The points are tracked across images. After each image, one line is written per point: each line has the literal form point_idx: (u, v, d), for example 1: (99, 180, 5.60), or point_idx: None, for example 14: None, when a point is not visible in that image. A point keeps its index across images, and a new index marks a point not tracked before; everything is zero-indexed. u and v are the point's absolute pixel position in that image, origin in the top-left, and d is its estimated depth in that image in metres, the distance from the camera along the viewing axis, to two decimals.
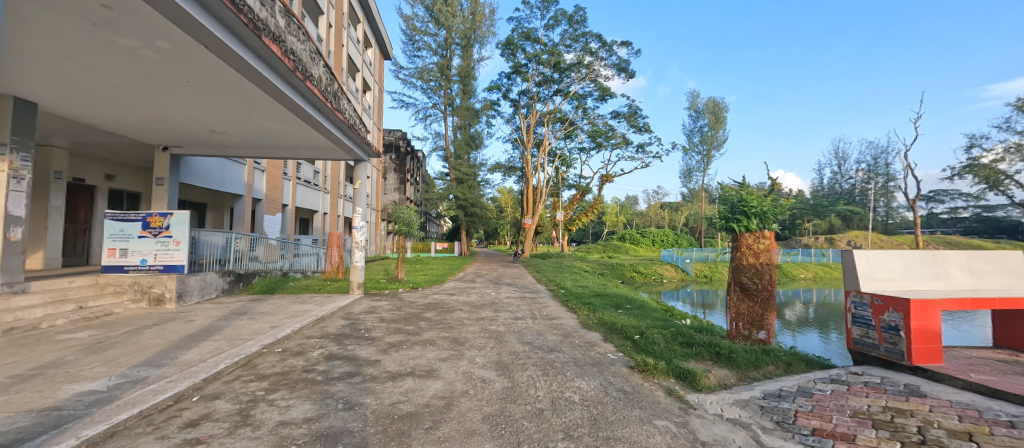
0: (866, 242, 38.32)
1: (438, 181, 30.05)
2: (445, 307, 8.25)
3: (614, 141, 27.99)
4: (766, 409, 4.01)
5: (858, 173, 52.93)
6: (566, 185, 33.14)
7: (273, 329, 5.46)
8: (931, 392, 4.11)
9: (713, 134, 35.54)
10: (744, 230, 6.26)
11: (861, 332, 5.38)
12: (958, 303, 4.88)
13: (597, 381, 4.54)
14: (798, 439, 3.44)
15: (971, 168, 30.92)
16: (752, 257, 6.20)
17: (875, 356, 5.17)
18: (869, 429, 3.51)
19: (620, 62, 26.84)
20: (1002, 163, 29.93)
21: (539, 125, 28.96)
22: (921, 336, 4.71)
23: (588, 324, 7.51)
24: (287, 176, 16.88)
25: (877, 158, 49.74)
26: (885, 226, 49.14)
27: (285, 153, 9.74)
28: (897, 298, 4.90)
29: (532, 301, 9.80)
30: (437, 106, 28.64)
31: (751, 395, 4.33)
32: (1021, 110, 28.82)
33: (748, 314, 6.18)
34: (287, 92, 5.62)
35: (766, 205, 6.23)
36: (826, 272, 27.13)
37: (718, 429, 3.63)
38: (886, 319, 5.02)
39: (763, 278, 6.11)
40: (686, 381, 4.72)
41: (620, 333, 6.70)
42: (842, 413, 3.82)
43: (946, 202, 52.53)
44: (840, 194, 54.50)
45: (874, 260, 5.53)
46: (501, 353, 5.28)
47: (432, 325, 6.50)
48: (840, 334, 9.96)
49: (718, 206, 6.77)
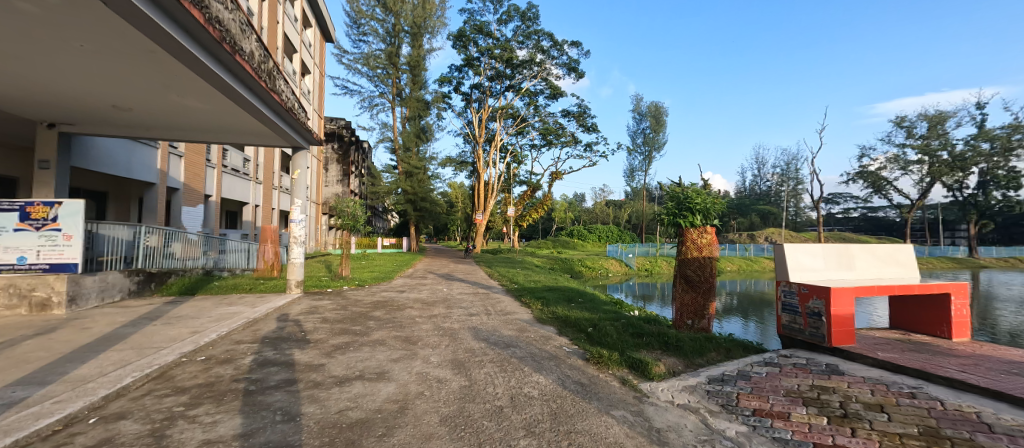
0: (781, 238, 42.73)
1: (385, 174, 28.68)
2: (395, 305, 7.85)
3: (564, 139, 28.53)
4: (711, 393, 4.24)
5: (773, 176, 59.01)
6: (517, 181, 33.23)
7: (195, 334, 4.79)
8: (848, 370, 4.60)
9: (654, 136, 37.55)
10: (689, 225, 6.62)
11: (790, 318, 5.90)
12: (870, 291, 5.53)
13: (555, 375, 4.51)
14: (742, 420, 3.68)
15: (862, 175, 35.68)
16: (696, 251, 6.54)
17: (800, 339, 5.70)
18: (801, 407, 3.83)
19: (570, 62, 27.41)
20: (885, 170, 34.90)
21: (491, 120, 28.75)
22: (839, 320, 5.29)
23: (542, 319, 7.49)
24: (210, 163, 15.13)
25: (789, 163, 55.78)
26: (795, 224, 55.50)
27: (208, 137, 8.69)
28: (820, 287, 5.44)
29: (486, 297, 9.69)
30: (385, 95, 27.29)
31: (697, 381, 4.56)
32: (900, 126, 33.76)
33: (691, 305, 6.54)
34: (211, 65, 4.92)
35: (709, 202, 6.63)
36: (749, 265, 29.90)
37: (670, 415, 3.76)
38: (810, 305, 5.56)
39: (706, 270, 6.47)
40: (638, 370, 4.87)
41: (574, 327, 6.79)
42: (777, 393, 4.13)
43: (842, 204, 60.38)
44: (760, 195, 60.45)
45: (801, 253, 6.11)
46: (456, 351, 5.09)
47: (382, 324, 6.14)
48: (762, 321, 10.96)
49: (665, 203, 7.11)
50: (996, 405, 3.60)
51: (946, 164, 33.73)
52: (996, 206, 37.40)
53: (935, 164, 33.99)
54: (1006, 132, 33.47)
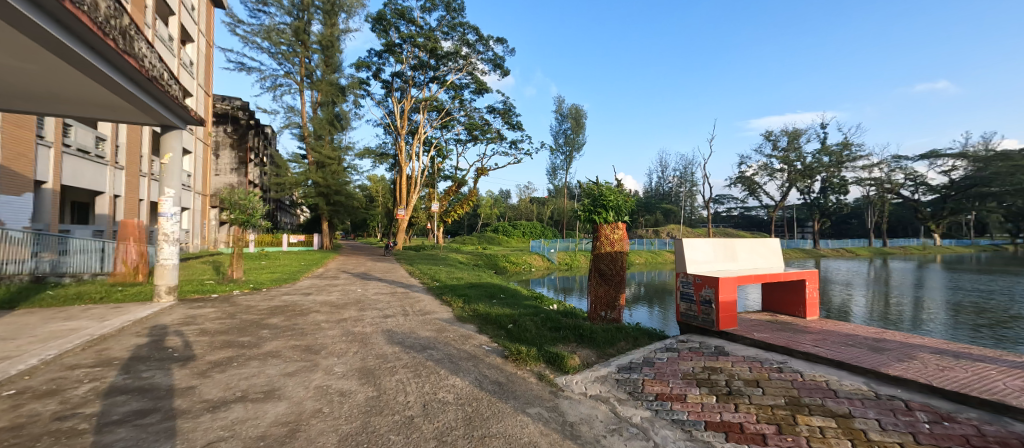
0: (680, 233, 47.94)
1: (292, 163, 25.88)
2: (297, 310, 7.03)
3: (489, 135, 28.43)
4: (620, 382, 4.46)
5: (674, 178, 65.91)
6: (441, 175, 32.38)
7: (4, 362, 3.71)
8: (731, 350, 5.19)
9: (575, 137, 39.34)
10: (603, 221, 6.96)
11: (686, 306, 6.49)
12: (748, 280, 6.33)
13: (472, 376, 4.35)
14: (646, 406, 3.91)
15: (740, 179, 41.63)
16: (609, 246, 6.89)
17: (694, 324, 6.30)
18: (695, 388, 4.21)
19: (495, 59, 27.39)
20: (758, 176, 41.07)
21: (413, 111, 27.55)
22: (724, 306, 5.96)
23: (462, 317, 7.30)
24: (44, 141, 12.13)
25: (686, 167, 62.78)
26: (690, 221, 62.67)
27: (37, 107, 6.88)
28: (711, 277, 6.06)
29: (404, 296, 9.20)
30: (291, 75, 24.57)
31: (608, 371, 4.76)
32: (770, 139, 39.93)
33: (604, 297, 6.88)
34: (25, 12, 3.78)
35: (621, 200, 7.03)
36: (654, 258, 32.94)
37: (583, 407, 3.84)
38: (703, 294, 6.16)
39: (618, 264, 6.84)
40: (554, 364, 4.95)
41: (495, 324, 6.74)
42: (676, 377, 4.49)
43: (726, 204, 69.74)
44: (662, 195, 67.11)
45: (695, 247, 6.77)
46: (365, 358, 4.66)
47: (278, 333, 5.42)
48: (665, 308, 12.06)
49: (582, 200, 7.39)
50: (838, 373, 4.33)
51: (799, 172, 40.83)
52: (833, 207, 46.30)
53: (791, 173, 40.97)
54: (841, 148, 41.44)
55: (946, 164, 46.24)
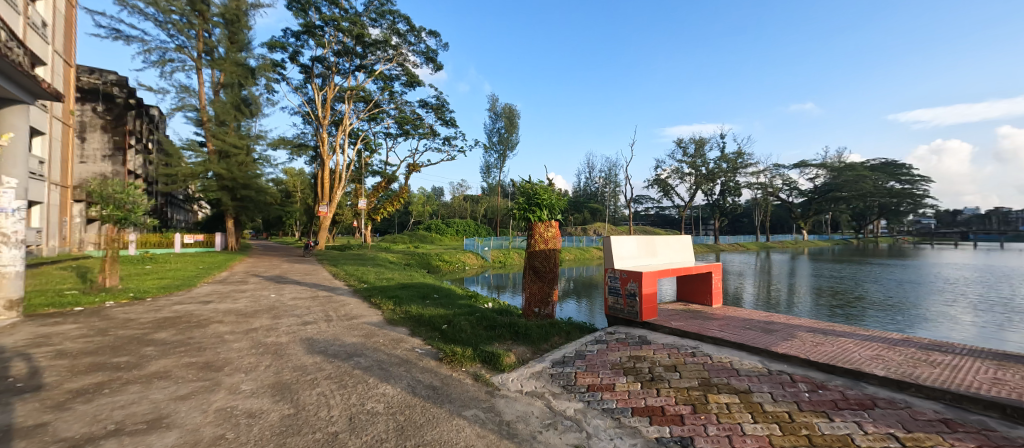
0: (605, 231, 50.96)
1: (189, 151, 22.58)
2: (193, 322, 6.08)
3: (421, 130, 27.46)
4: (554, 377, 4.54)
5: (599, 179, 69.83)
6: (369, 171, 30.59)
7: None
8: (653, 339, 5.57)
9: (508, 137, 39.69)
10: (537, 219, 7.07)
11: (613, 300, 6.83)
12: (666, 273, 6.87)
13: (404, 383, 4.11)
14: (579, 398, 4.02)
15: (656, 182, 45.48)
16: (543, 244, 7.00)
17: (620, 316, 6.67)
18: (622, 376, 4.43)
19: (428, 52, 26.54)
20: (671, 179, 45.18)
21: (337, 101, 25.63)
22: (646, 298, 6.39)
23: (393, 320, 6.92)
24: None
25: (610, 169, 66.89)
26: (614, 219, 66.98)
27: None
28: (635, 271, 6.46)
29: (327, 300, 8.47)
30: (187, 50, 21.40)
31: (542, 366, 4.83)
32: (682, 145, 44.11)
33: (538, 294, 6.99)
34: None
35: (554, 199, 7.20)
36: (583, 254, 34.56)
37: (519, 405, 3.83)
38: (628, 288, 6.55)
39: (551, 261, 6.98)
40: (490, 364, 4.88)
41: (428, 325, 6.49)
42: (605, 367, 4.69)
43: (645, 204, 75.75)
44: (590, 195, 70.80)
45: (621, 244, 7.16)
46: (280, 372, 4.16)
47: (168, 350, 4.63)
48: (593, 302, 12.67)
49: (516, 199, 7.43)
50: (740, 354, 4.85)
51: (704, 176, 45.75)
52: (731, 208, 52.68)
53: (698, 177, 45.76)
54: (737, 156, 47.13)
55: (815, 172, 55.01)
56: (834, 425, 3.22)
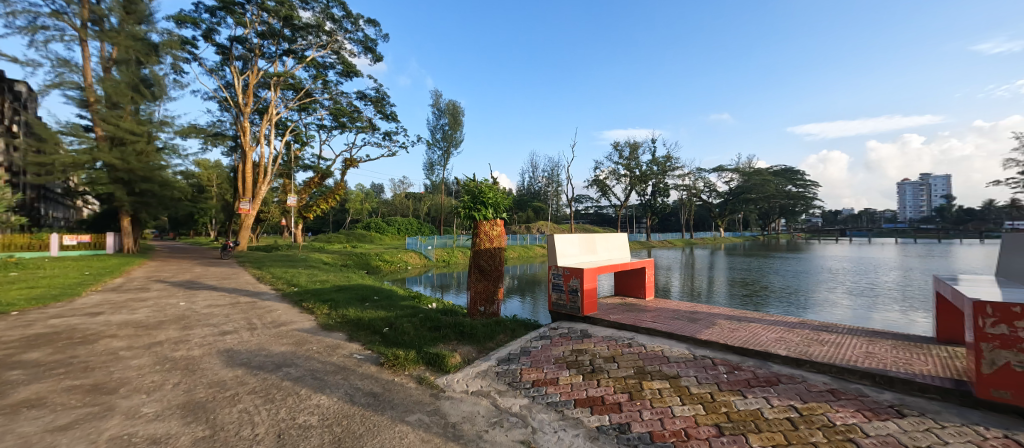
0: (548, 229, 52.26)
1: (72, 137, 19.25)
2: (78, 338, 5.18)
3: (359, 124, 26.01)
4: (499, 374, 4.53)
5: (542, 179, 71.40)
6: (300, 165, 28.37)
7: None
8: (593, 332, 5.80)
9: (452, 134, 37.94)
10: (483, 218, 7.02)
11: (556, 296, 6.99)
12: (606, 269, 7.19)
13: (340, 392, 3.84)
14: (524, 394, 4.05)
15: (595, 182, 47.56)
16: (488, 243, 6.97)
17: (563, 312, 6.84)
18: (565, 370, 4.55)
19: (366, 41, 25.22)
20: (609, 179, 47.50)
21: (262, 88, 23.42)
22: (587, 293, 6.63)
23: (328, 325, 6.46)
24: None
25: (553, 169, 68.67)
26: (556, 218, 69.00)
27: None
28: (577, 268, 6.67)
29: (250, 307, 7.69)
30: (68, 18, 18.20)
31: (488, 365, 4.80)
32: (618, 148, 46.53)
33: (483, 292, 6.95)
34: None
35: (499, 197, 7.19)
36: (526, 252, 35.09)
37: (464, 405, 3.77)
38: (571, 284, 6.74)
39: (496, 260, 6.97)
40: (434, 365, 4.75)
41: (367, 329, 6.15)
42: (550, 362, 4.78)
43: (585, 203, 78.96)
44: (533, 194, 72.12)
45: (563, 242, 7.35)
46: (193, 389, 3.69)
47: (42, 373, 3.88)
48: (536, 298, 12.89)
49: (461, 197, 7.32)
50: (671, 343, 5.22)
51: (637, 178, 48.70)
52: (661, 207, 56.70)
53: (632, 178, 48.65)
54: (667, 159, 50.77)
55: (732, 176, 61.04)
56: (748, 402, 3.58)
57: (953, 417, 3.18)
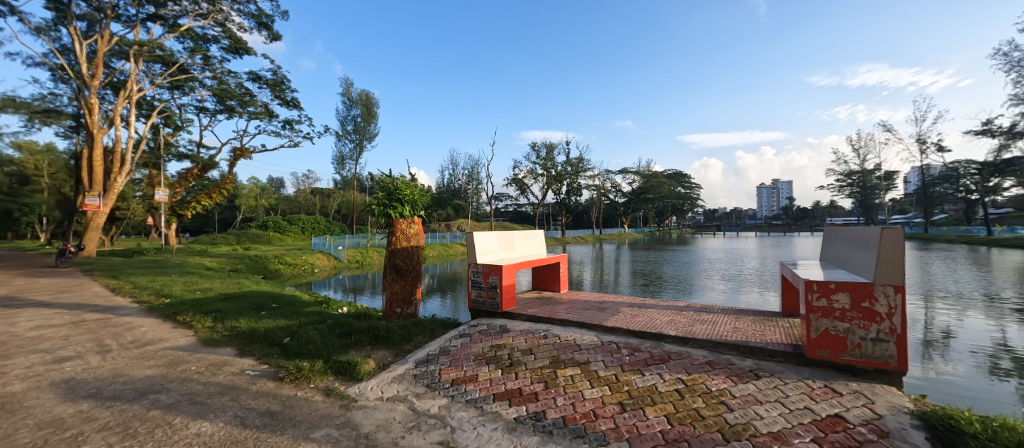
0: (468, 227, 51.94)
1: None
2: None
3: (252, 109, 22.95)
4: (418, 377, 4.40)
5: (462, 177, 70.75)
6: (174, 153, 24.11)
7: None
8: (511, 327, 5.93)
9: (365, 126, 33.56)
10: (399, 215, 6.72)
11: (476, 293, 6.98)
12: (523, 265, 7.41)
13: (229, 416, 3.37)
14: (444, 394, 3.99)
15: (514, 181, 48.61)
16: (406, 241, 6.69)
17: (483, 309, 6.89)
18: (484, 366, 4.60)
19: (260, 16, 22.34)
20: (527, 178, 48.86)
21: (118, 58, 19.35)
22: (506, 289, 6.77)
23: (213, 340, 5.61)
24: None
25: (472, 167, 68.51)
26: (476, 216, 68.99)
27: None
28: (496, 265, 6.75)
29: (104, 326, 6.33)
30: None
31: (405, 368, 4.63)
32: (536, 148, 48.09)
33: (401, 293, 6.68)
34: None
35: (416, 194, 6.95)
36: (446, 250, 34.46)
37: (379, 413, 3.59)
38: (490, 280, 6.81)
39: (414, 259, 6.74)
40: (345, 374, 4.43)
41: (265, 340, 5.50)
42: (469, 360, 4.78)
43: (504, 201, 80.28)
44: (453, 192, 71.09)
45: (482, 239, 7.38)
46: (15, 436, 2.92)
47: None
48: (455, 297, 12.73)
49: (375, 193, 6.93)
50: (582, 331, 5.59)
51: (553, 178, 50.99)
52: (575, 206, 60.16)
53: (548, 177, 50.83)
54: (579, 161, 53.99)
55: (635, 177, 67.27)
56: (646, 379, 4.01)
57: (793, 374, 3.94)
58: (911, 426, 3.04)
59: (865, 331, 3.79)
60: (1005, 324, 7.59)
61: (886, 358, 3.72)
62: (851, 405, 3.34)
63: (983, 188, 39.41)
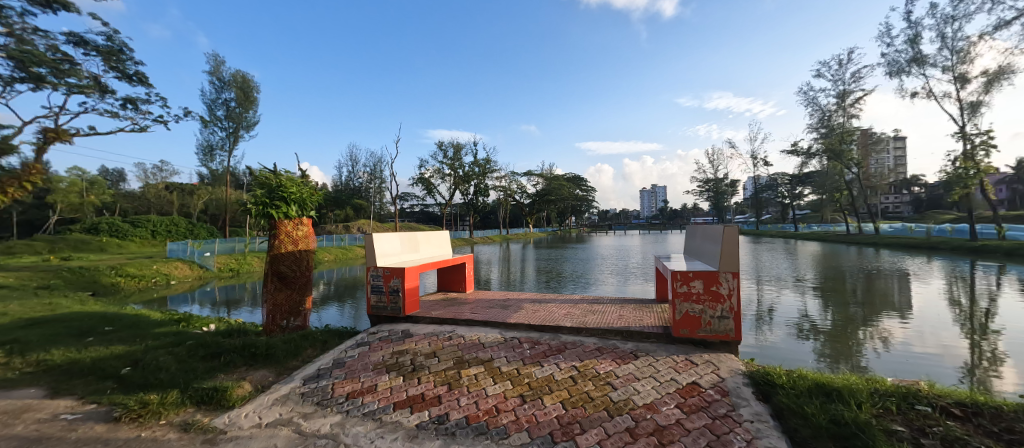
0: (369, 228, 48.56)
1: None
2: None
3: None
4: (306, 395, 3.97)
5: (363, 174, 65.87)
6: None
7: None
8: (414, 332, 5.72)
9: (242, 113, 28.84)
10: (283, 216, 5.95)
11: (376, 298, 6.55)
12: (427, 266, 7.21)
13: None
14: (336, 410, 3.67)
15: (420, 180, 46.92)
16: (291, 245, 5.98)
17: (384, 314, 6.50)
18: (384, 374, 4.36)
19: None
20: (433, 178, 47.58)
21: None
22: (408, 292, 6.50)
23: (7, 381, 4.26)
24: None
25: (374, 164, 64.29)
26: (379, 216, 65.03)
27: None
28: (398, 267, 6.43)
29: None
30: None
31: (290, 387, 4.13)
32: (443, 148, 47.15)
33: (285, 303, 5.95)
34: None
35: (305, 192, 6.25)
36: (344, 253, 31.72)
37: (256, 442, 3.14)
38: (391, 284, 6.45)
39: (302, 264, 6.05)
40: (211, 402, 3.78)
41: (94, 374, 4.37)
42: (367, 370, 4.48)
43: (410, 201, 77.12)
44: (352, 190, 65.76)
45: (382, 241, 6.96)
46: None
47: None
48: (353, 304, 11.78)
49: (252, 191, 6.04)
50: (486, 330, 5.66)
51: (461, 178, 50.68)
52: (483, 206, 60.57)
53: (455, 178, 50.41)
54: (486, 162, 54.68)
55: (538, 180, 70.65)
56: (544, 369, 4.23)
57: (664, 352, 4.56)
58: (744, 384, 3.76)
59: (714, 311, 4.57)
60: (807, 299, 9.88)
61: (727, 331, 4.53)
62: (705, 373, 3.99)
63: (793, 194, 51.02)
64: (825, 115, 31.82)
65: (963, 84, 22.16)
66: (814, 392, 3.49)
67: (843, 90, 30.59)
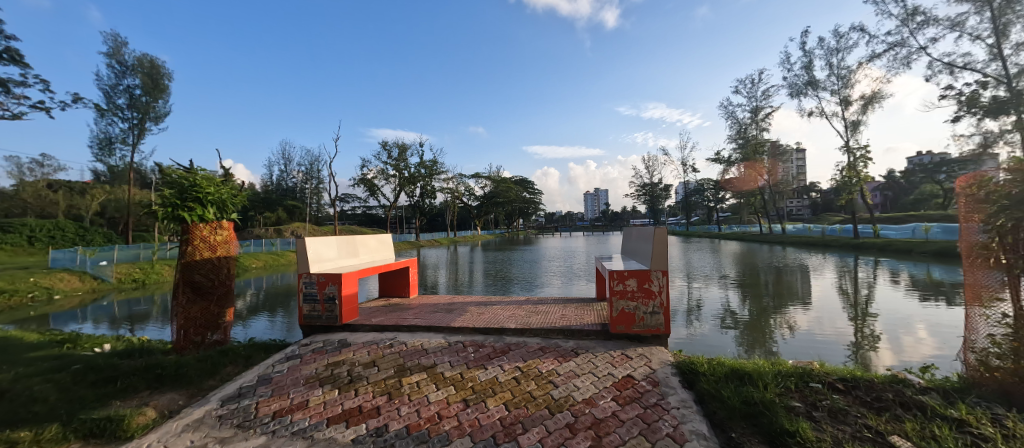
0: (305, 231, 45.21)
1: None
2: None
3: None
4: (224, 417, 3.60)
5: (297, 174, 61.19)
6: None
7: None
8: (351, 341, 5.43)
9: (149, 102, 25.49)
10: (198, 220, 5.35)
11: (310, 308, 6.11)
12: (366, 271, 6.88)
13: None
14: (261, 431, 3.37)
15: (362, 181, 44.66)
16: (208, 251, 5.40)
17: (318, 324, 6.09)
18: (318, 388, 4.08)
19: None
20: (376, 179, 45.51)
21: None
22: (346, 299, 6.14)
23: None
24: None
25: (311, 163, 60.10)
26: (317, 218, 60.85)
27: None
28: (334, 273, 6.05)
29: None
30: None
31: (205, 410, 3.72)
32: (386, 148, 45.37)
33: (200, 317, 5.35)
34: None
35: (226, 193, 5.66)
36: (275, 259, 29.23)
37: None
38: (327, 292, 6.06)
39: (220, 273, 5.49)
40: (104, 435, 3.28)
41: None
42: (298, 385, 4.17)
43: (351, 202, 73.16)
44: (285, 191, 60.88)
45: (317, 245, 6.53)
46: None
47: None
48: (284, 314, 10.87)
49: (160, 191, 5.36)
50: (429, 335, 5.54)
51: (406, 179, 49.11)
52: (429, 208, 59.10)
53: (400, 179, 48.70)
54: (433, 163, 53.49)
55: (486, 182, 70.60)
56: (488, 372, 4.23)
57: (602, 348, 4.78)
58: (673, 374, 4.05)
59: (646, 307, 4.87)
60: (729, 293, 10.87)
61: (659, 325, 4.86)
62: (639, 365, 4.25)
63: (718, 198, 56.05)
64: (742, 128, 35.74)
65: (846, 106, 25.92)
66: (729, 377, 3.86)
67: (756, 106, 34.28)
